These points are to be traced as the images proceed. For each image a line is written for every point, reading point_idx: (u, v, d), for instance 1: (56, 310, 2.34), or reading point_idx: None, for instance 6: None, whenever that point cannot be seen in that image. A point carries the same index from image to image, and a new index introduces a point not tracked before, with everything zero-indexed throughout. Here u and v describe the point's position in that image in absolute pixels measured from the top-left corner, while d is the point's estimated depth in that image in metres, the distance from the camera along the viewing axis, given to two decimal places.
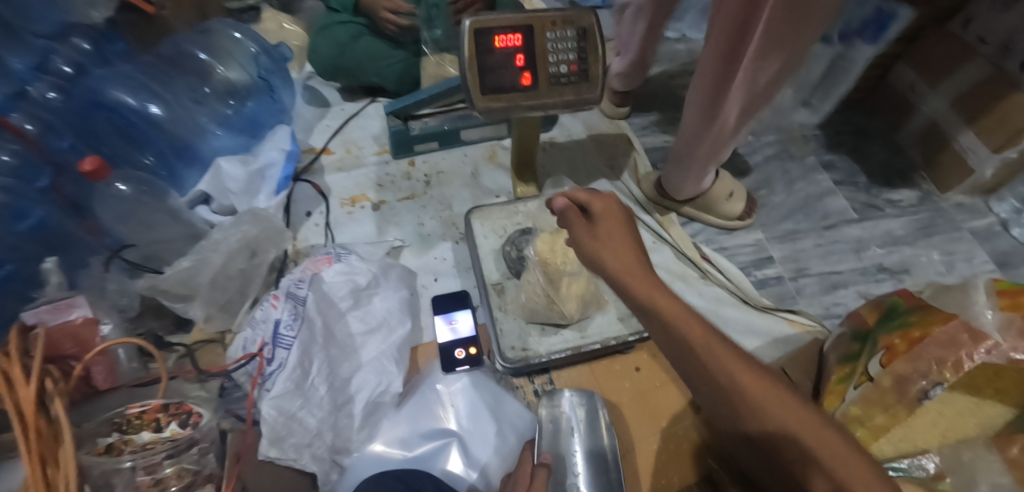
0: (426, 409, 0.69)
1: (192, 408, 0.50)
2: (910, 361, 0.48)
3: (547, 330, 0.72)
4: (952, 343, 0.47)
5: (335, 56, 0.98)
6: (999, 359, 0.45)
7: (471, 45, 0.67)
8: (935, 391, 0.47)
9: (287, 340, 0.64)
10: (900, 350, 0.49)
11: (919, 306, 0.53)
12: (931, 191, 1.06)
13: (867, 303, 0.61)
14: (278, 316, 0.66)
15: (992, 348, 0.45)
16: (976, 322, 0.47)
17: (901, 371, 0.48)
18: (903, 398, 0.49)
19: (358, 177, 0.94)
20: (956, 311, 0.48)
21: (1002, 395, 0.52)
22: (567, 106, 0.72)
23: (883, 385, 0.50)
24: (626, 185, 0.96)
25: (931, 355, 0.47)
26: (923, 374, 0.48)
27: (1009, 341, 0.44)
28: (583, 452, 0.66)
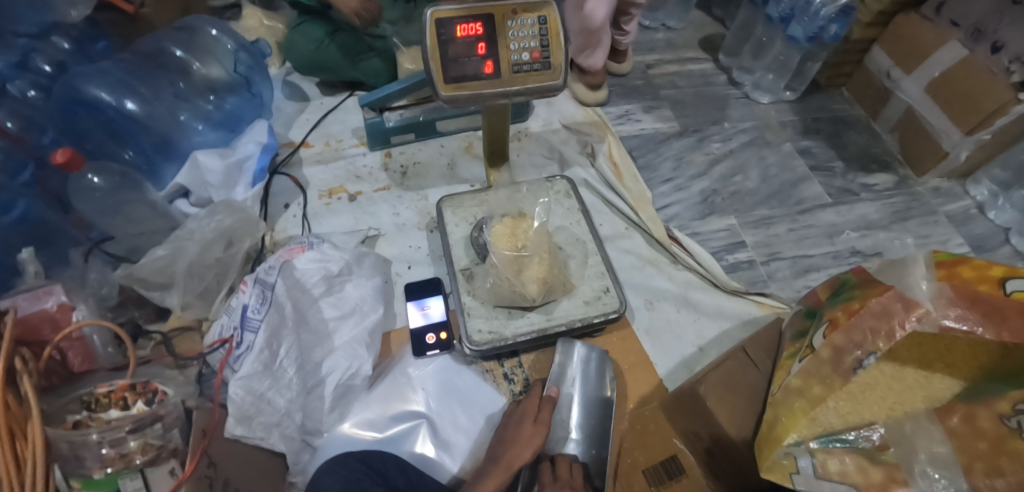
0: (396, 393, 0.71)
1: (157, 387, 0.52)
2: (846, 333, 0.49)
3: (513, 314, 0.74)
4: (885, 313, 0.48)
5: (312, 52, 0.99)
6: (929, 327, 0.46)
7: (433, 35, 0.69)
8: (869, 360, 0.48)
9: (255, 323, 0.67)
10: (840, 321, 0.50)
11: (868, 282, 0.53)
12: (908, 175, 1.07)
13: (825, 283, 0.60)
14: (246, 301, 0.69)
15: (922, 317, 0.46)
16: (909, 293, 0.48)
17: (838, 343, 0.49)
18: (839, 369, 0.49)
19: (336, 169, 0.96)
20: (894, 283, 0.50)
21: (950, 369, 0.52)
22: (532, 93, 0.73)
23: (822, 355, 0.50)
24: (600, 171, 0.96)
25: (865, 326, 0.48)
26: (858, 345, 0.48)
27: (940, 311, 0.46)
28: (580, 400, 0.71)
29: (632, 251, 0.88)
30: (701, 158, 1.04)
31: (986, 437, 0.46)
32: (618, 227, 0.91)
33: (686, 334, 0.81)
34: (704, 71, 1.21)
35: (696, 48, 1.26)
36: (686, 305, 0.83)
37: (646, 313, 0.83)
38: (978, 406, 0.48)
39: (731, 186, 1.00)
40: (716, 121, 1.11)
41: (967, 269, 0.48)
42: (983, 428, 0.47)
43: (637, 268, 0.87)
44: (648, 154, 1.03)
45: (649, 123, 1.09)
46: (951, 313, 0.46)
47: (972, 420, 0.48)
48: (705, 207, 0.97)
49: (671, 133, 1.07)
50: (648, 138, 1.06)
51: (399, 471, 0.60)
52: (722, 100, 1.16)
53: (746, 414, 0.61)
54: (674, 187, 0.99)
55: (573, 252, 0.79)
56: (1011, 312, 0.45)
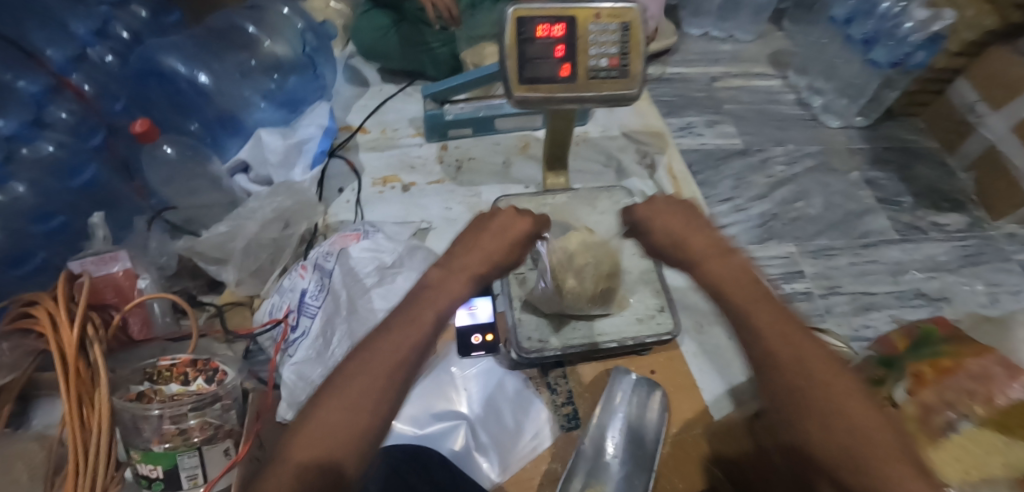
0: (440, 390, 0.71)
1: (219, 366, 0.52)
2: (937, 391, 0.47)
3: (565, 324, 0.72)
4: (983, 376, 0.46)
5: (378, 40, 1.00)
6: None
7: (512, 33, 0.68)
8: (962, 423, 0.45)
9: (312, 309, 0.69)
10: (930, 376, 0.48)
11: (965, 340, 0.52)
12: (982, 217, 1.01)
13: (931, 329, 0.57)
14: (305, 285, 0.71)
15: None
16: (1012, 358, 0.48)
17: (928, 400, 0.47)
18: (927, 427, 0.46)
19: (391, 158, 0.95)
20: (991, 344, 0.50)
21: None
22: (603, 101, 0.71)
23: (907, 411, 0.47)
24: (657, 183, 0.94)
25: (962, 386, 0.46)
26: (949, 406, 0.46)
27: None
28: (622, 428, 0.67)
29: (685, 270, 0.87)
30: (763, 179, 1.01)
31: None
32: None
33: (735, 362, 0.78)
34: (771, 87, 1.16)
35: (763, 62, 1.21)
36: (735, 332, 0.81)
37: (695, 336, 0.80)
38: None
39: (791, 211, 0.97)
40: (780, 142, 1.07)
41: None
42: None
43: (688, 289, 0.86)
44: (707, 171, 1.00)
45: (710, 138, 1.05)
46: None
47: None
48: (764, 231, 0.93)
49: (732, 149, 1.04)
50: (708, 154, 1.03)
51: (443, 465, 0.60)
52: (787, 120, 1.11)
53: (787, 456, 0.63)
54: (733, 207, 0.96)
55: (629, 266, 0.77)
56: None
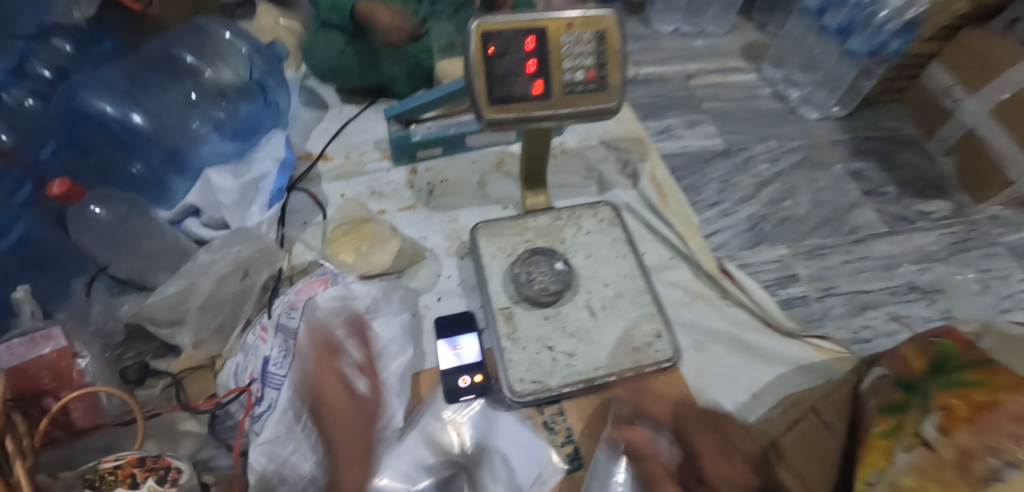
0: (429, 440, 0.65)
1: (171, 463, 0.47)
2: (976, 435, 0.42)
3: (558, 360, 0.65)
4: None
5: (335, 57, 0.93)
6: None
7: (477, 51, 0.62)
8: (1011, 473, 0.39)
9: (277, 380, 0.59)
10: (959, 413, 0.44)
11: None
12: (966, 202, 1.01)
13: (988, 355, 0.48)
14: (267, 352, 0.62)
15: None
16: None
17: (966, 445, 0.42)
18: (965, 476, 0.40)
19: (358, 186, 0.90)
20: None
21: None
22: (583, 117, 0.66)
23: (942, 456, 0.43)
24: (642, 193, 0.89)
25: (1004, 429, 0.41)
26: (996, 452, 0.40)
27: None
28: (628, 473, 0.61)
29: (679, 285, 0.81)
30: (748, 180, 0.97)
31: None
32: (663, 256, 0.83)
33: (740, 378, 0.74)
34: (747, 83, 1.14)
35: (737, 56, 1.19)
36: (738, 348, 0.76)
37: (696, 356, 0.75)
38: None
39: (779, 212, 0.93)
40: (763, 139, 1.04)
41: None
42: None
43: (685, 305, 0.79)
44: (692, 175, 0.96)
45: (692, 139, 1.01)
46: None
47: None
48: (754, 235, 0.89)
49: (715, 150, 1.00)
50: (691, 156, 0.99)
51: None
52: (768, 115, 1.08)
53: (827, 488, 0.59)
54: (721, 212, 0.92)
55: (622, 291, 0.71)
56: None
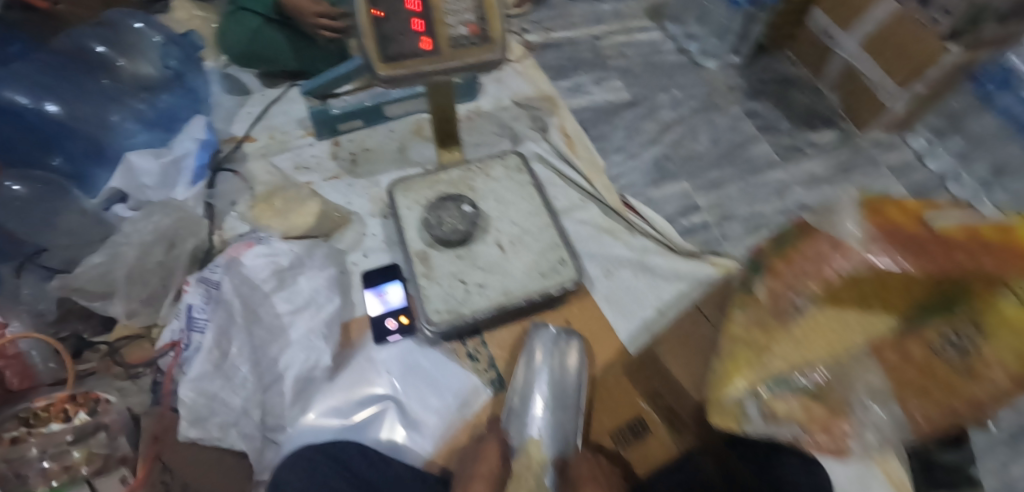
0: (361, 377, 0.71)
1: (99, 396, 0.62)
2: (785, 281, 0.50)
3: (471, 291, 0.71)
4: (819, 258, 0.48)
5: (249, 41, 0.95)
6: (861, 266, 0.45)
7: (365, 15, 0.68)
8: (803, 302, 0.49)
9: (201, 324, 0.69)
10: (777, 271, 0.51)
11: (910, 250, 0.43)
12: (851, 130, 1.10)
13: (851, 245, 0.45)
14: (190, 300, 0.70)
15: (850, 257, 0.45)
16: (839, 235, 0.46)
17: (774, 289, 0.51)
18: (777, 314, 0.51)
19: (283, 161, 0.94)
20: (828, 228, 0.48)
21: (883, 299, 0.46)
22: (470, 68, 0.72)
23: (763, 304, 0.52)
24: (551, 144, 0.96)
25: (801, 270, 0.49)
26: (793, 289, 0.49)
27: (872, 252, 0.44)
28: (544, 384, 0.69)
29: (588, 222, 0.88)
30: (652, 126, 1.05)
31: (927, 372, 0.45)
32: (573, 198, 0.90)
33: (645, 297, 0.81)
34: (651, 40, 1.21)
35: (642, 16, 1.26)
36: (643, 271, 0.83)
37: (605, 282, 0.83)
38: (909, 338, 0.45)
39: (681, 151, 1.02)
40: (665, 89, 1.12)
41: (896, 208, 0.47)
42: (924, 364, 0.45)
43: (593, 238, 0.86)
44: (600, 126, 1.03)
45: (599, 94, 1.09)
46: (874, 249, 0.44)
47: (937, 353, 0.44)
48: (657, 174, 0.98)
49: (620, 103, 1.08)
50: (598, 109, 1.06)
51: (364, 456, 0.61)
52: (670, 67, 1.17)
53: (699, 372, 0.60)
54: (627, 156, 0.99)
55: (529, 227, 0.77)
56: (938, 243, 0.42)
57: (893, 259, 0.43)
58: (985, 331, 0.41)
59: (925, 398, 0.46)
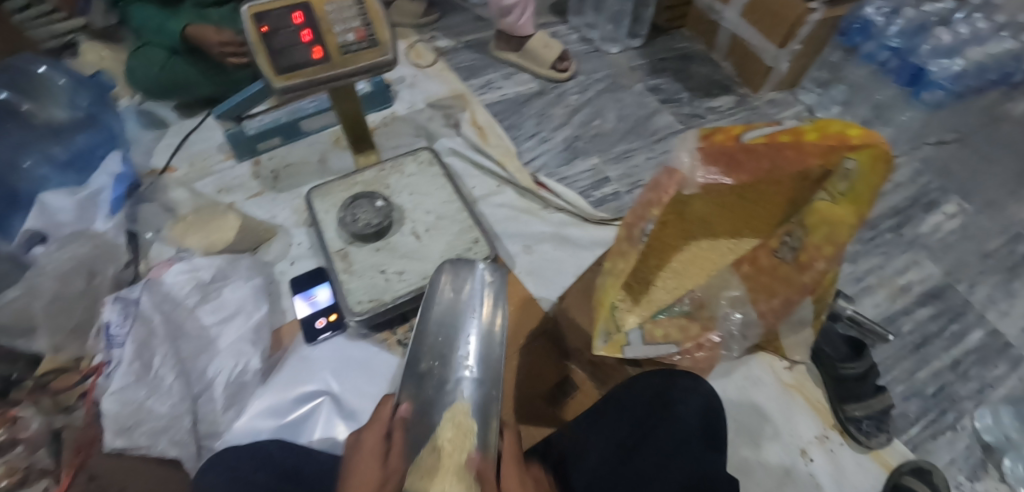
0: (295, 377, 0.74)
1: (15, 414, 0.61)
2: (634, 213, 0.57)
3: (391, 279, 0.74)
4: (659, 187, 0.55)
5: (157, 75, 0.98)
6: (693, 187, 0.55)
7: (253, 31, 0.71)
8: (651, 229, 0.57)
9: (118, 338, 0.66)
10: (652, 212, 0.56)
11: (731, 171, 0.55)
12: (746, 93, 1.18)
13: (683, 171, 0.54)
14: (108, 316, 0.68)
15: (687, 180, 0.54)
16: (674, 164, 0.54)
17: (629, 223, 0.58)
18: (633, 245, 0.58)
19: (208, 185, 0.97)
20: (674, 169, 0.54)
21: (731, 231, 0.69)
22: (366, 71, 0.76)
23: (622, 237, 0.59)
24: (465, 138, 1.01)
25: (645, 200, 0.57)
26: (643, 218, 0.57)
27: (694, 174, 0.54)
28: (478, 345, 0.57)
29: (505, 205, 0.92)
30: (562, 111, 1.11)
31: (767, 272, 0.60)
32: (491, 185, 0.95)
33: (566, 266, 0.86)
34: (557, 33, 1.28)
35: (547, 13, 1.33)
36: (562, 243, 0.88)
37: (527, 257, 0.87)
38: (757, 250, 0.60)
39: (591, 130, 1.08)
40: (572, 76, 1.18)
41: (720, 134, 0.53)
42: (765, 267, 0.60)
43: (511, 219, 0.90)
44: (512, 116, 1.10)
45: (510, 87, 1.15)
46: (708, 170, 0.54)
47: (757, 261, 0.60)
48: (569, 153, 1.03)
49: (531, 93, 1.14)
50: (509, 101, 1.12)
51: (286, 454, 0.60)
52: (575, 56, 1.23)
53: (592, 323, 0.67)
54: (539, 140, 1.05)
55: (442, 214, 0.81)
56: (743, 156, 0.53)
57: (719, 173, 0.55)
58: (807, 229, 0.56)
59: (765, 295, 0.61)
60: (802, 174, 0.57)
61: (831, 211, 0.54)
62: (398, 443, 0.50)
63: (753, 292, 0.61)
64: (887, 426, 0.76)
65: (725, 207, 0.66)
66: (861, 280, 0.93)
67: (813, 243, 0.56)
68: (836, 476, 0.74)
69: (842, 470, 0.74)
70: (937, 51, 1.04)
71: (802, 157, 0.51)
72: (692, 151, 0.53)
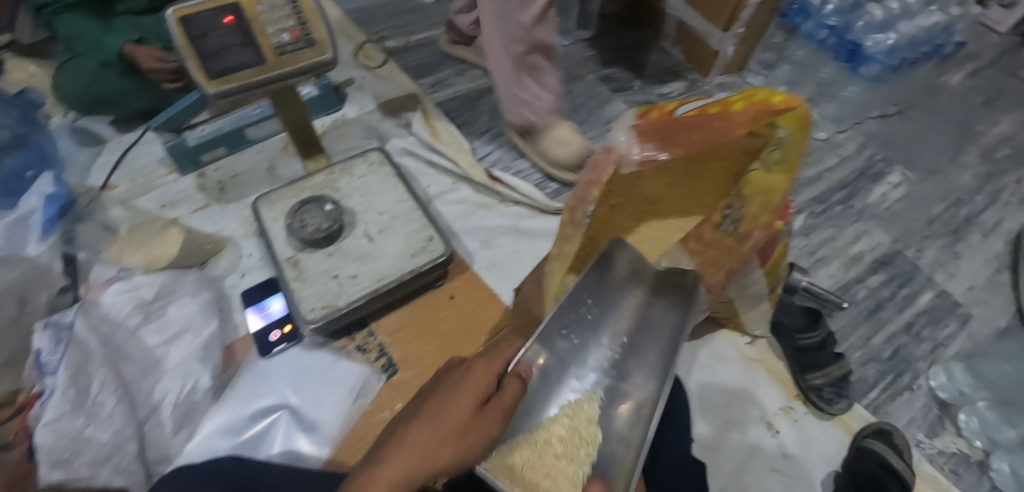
0: (251, 392, 0.71)
1: None
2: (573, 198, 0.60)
3: (344, 283, 0.72)
4: (596, 167, 0.59)
5: (87, 87, 0.93)
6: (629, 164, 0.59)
7: (179, 33, 0.67)
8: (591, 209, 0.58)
9: (51, 365, 0.62)
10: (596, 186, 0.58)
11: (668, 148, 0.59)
12: (696, 79, 1.19)
13: (619, 148, 0.58)
14: (38, 345, 0.63)
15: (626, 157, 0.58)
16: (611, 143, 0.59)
17: (570, 206, 0.60)
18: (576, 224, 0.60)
19: (149, 201, 0.92)
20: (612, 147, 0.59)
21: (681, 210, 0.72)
22: (305, 72, 0.74)
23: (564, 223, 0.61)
24: (417, 136, 0.99)
25: (586, 182, 0.59)
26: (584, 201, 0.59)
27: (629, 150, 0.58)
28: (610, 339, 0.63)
29: (461, 201, 0.91)
30: None
31: (711, 245, 0.62)
32: (446, 182, 0.93)
33: (525, 258, 0.85)
34: None
35: None
36: (520, 235, 0.87)
37: (485, 252, 0.85)
38: (703, 225, 0.64)
39: None
40: None
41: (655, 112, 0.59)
42: (708, 240, 0.63)
43: (468, 215, 0.89)
44: (465, 113, 1.08)
45: (462, 84, 1.13)
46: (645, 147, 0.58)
47: (700, 236, 0.63)
48: (524, 146, 1.03)
49: (484, 88, 1.13)
50: (462, 98, 1.11)
51: (243, 467, 0.59)
52: None
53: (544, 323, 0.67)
54: (493, 135, 1.05)
55: (395, 214, 0.79)
56: (676, 132, 0.58)
57: (655, 149, 0.59)
58: (743, 199, 0.60)
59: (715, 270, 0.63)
60: (745, 147, 0.61)
61: (764, 179, 0.57)
62: (504, 394, 0.50)
63: (702, 267, 0.63)
64: (847, 392, 0.78)
65: (670, 185, 0.69)
66: (816, 253, 0.95)
67: (750, 212, 0.58)
68: (803, 444, 0.75)
69: (809, 439, 0.75)
70: (870, 26, 1.09)
71: (732, 127, 0.56)
72: (628, 129, 0.58)
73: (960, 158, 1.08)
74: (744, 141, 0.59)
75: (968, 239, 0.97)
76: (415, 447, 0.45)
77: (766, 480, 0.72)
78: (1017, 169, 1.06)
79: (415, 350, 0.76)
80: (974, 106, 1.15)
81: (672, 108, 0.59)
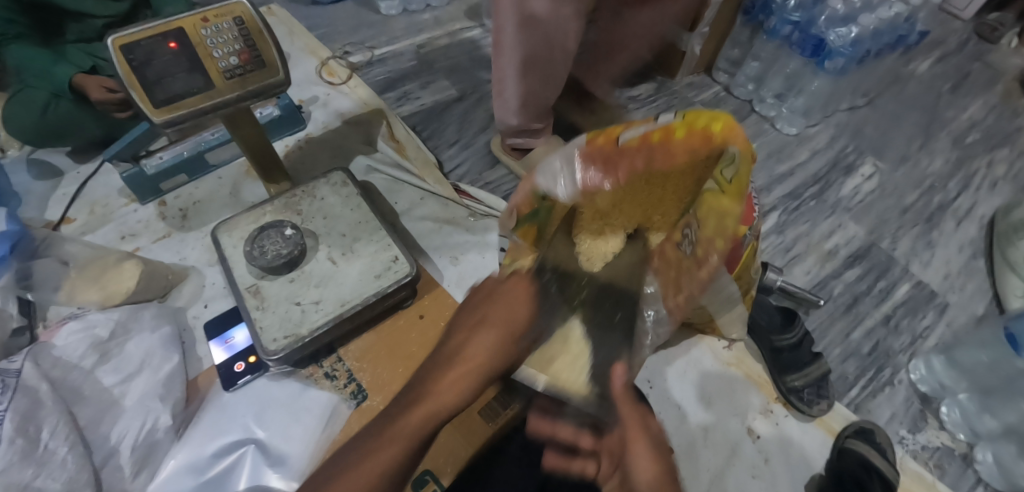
0: (216, 427, 0.69)
1: None
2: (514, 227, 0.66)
3: (307, 310, 0.70)
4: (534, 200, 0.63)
5: (39, 117, 0.89)
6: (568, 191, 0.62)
7: (123, 64, 0.64)
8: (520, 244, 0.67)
9: None
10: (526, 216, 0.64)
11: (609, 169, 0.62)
12: (665, 80, 1.20)
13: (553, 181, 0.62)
14: None
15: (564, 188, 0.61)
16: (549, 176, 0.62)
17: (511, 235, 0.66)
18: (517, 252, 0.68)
19: (107, 233, 0.90)
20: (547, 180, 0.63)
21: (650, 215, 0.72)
22: (257, 95, 0.73)
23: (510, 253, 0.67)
24: (383, 153, 0.98)
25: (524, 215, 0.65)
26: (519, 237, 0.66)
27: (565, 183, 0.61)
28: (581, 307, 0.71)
29: (429, 217, 0.89)
30: (482, 115, 1.09)
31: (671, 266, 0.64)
32: (413, 197, 0.92)
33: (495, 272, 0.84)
34: (472, 37, 1.25)
35: (461, 17, 1.29)
36: (489, 249, 0.86)
37: (454, 268, 0.84)
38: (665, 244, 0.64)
39: None
40: (491, 78, 1.16)
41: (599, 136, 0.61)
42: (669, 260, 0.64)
43: (436, 231, 0.88)
44: (431, 126, 1.07)
45: (428, 96, 1.12)
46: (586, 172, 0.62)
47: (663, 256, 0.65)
48: (493, 157, 1.02)
49: (450, 100, 1.11)
50: (429, 111, 1.09)
51: None
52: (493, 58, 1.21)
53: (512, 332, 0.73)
54: (460, 147, 1.04)
55: (358, 235, 0.77)
56: (617, 157, 0.61)
57: (598, 174, 0.62)
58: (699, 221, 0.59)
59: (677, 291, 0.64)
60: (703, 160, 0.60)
61: (718, 201, 0.56)
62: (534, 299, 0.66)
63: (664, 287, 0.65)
64: (827, 392, 0.77)
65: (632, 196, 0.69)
66: (790, 250, 0.94)
67: (705, 235, 0.57)
68: (783, 447, 0.74)
69: (790, 441, 0.74)
70: (832, 20, 0.96)
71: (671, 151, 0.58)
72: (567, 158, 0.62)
73: (930, 145, 1.08)
74: (698, 157, 0.59)
75: (942, 226, 0.97)
76: (485, 344, 0.60)
77: (748, 486, 0.71)
78: (986, 153, 1.06)
79: (384, 373, 0.74)
80: (940, 93, 1.16)
81: (618, 132, 0.60)
